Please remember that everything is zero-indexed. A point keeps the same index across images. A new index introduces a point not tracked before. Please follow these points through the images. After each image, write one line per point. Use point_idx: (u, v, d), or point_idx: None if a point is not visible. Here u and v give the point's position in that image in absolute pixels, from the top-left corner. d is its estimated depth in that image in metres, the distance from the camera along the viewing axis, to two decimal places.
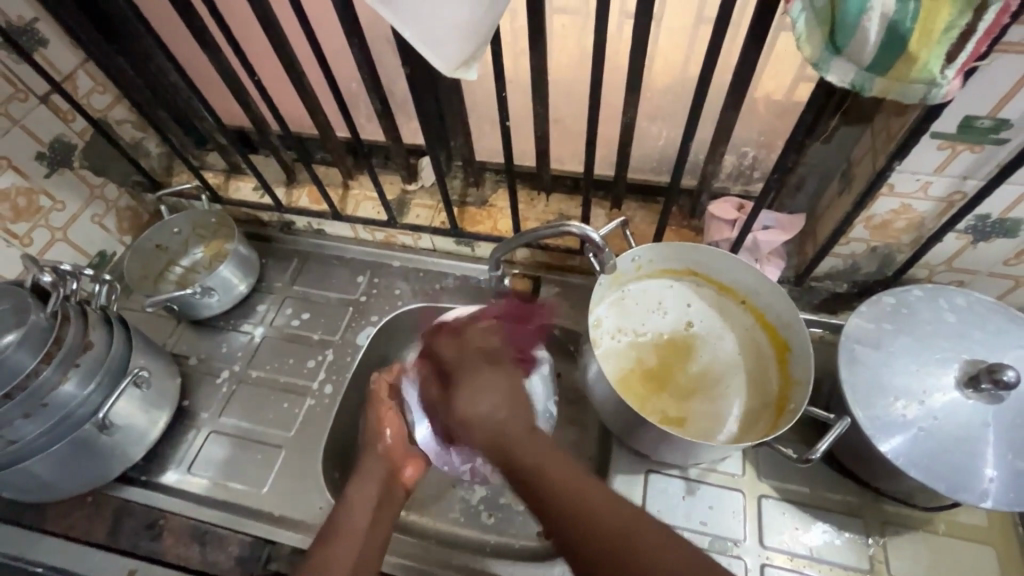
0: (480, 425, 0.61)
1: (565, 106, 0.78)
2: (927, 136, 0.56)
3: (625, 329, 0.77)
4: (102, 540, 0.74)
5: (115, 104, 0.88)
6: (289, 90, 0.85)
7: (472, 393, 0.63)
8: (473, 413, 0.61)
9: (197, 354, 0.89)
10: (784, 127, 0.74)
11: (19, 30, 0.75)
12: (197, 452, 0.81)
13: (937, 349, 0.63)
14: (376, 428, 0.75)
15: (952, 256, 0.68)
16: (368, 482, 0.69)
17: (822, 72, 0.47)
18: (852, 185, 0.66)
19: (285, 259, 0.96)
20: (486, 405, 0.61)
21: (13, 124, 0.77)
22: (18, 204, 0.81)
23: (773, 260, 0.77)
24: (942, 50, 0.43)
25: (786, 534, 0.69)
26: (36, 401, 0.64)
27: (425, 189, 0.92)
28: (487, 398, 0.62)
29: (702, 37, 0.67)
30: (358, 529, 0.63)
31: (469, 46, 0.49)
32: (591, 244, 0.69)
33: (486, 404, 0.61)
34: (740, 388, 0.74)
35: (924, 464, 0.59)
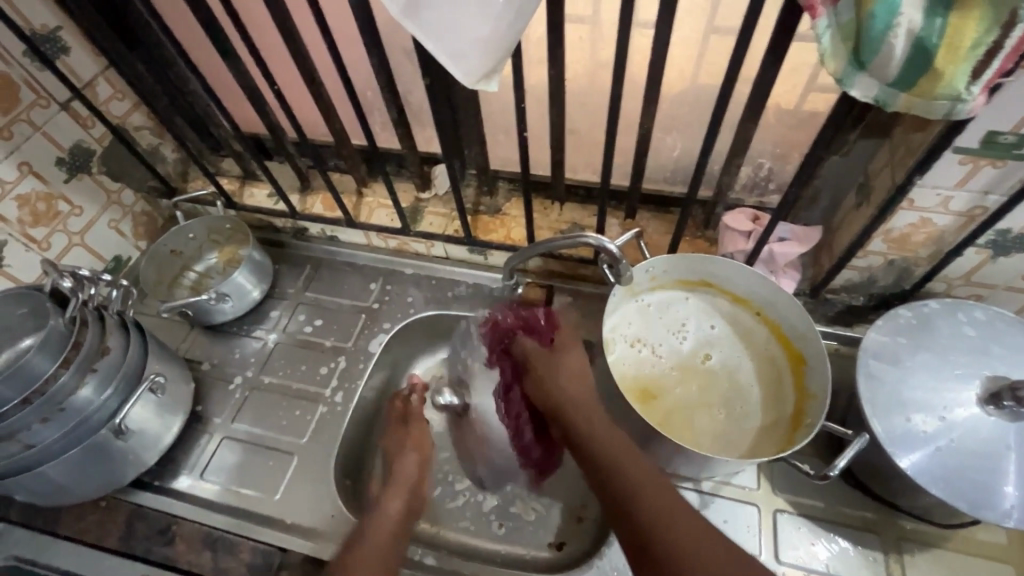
0: (559, 398, 0.71)
1: (581, 116, 0.78)
2: (948, 151, 0.55)
3: (641, 337, 0.77)
4: (114, 545, 0.75)
5: (133, 110, 0.89)
6: (306, 98, 0.85)
7: (550, 372, 0.73)
8: (552, 390, 0.72)
9: (210, 359, 0.89)
10: (800, 139, 0.74)
11: (43, 38, 0.76)
12: (210, 457, 0.81)
13: (956, 364, 0.63)
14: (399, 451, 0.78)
15: (971, 270, 0.68)
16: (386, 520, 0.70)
17: (845, 87, 0.47)
18: (870, 198, 0.66)
19: (298, 266, 0.97)
20: (569, 388, 0.71)
21: (34, 130, 0.78)
22: (38, 208, 0.81)
23: (788, 272, 0.77)
24: (968, 67, 0.43)
25: (802, 549, 0.68)
26: (54, 406, 0.65)
27: (438, 197, 0.92)
28: (572, 380, 0.72)
29: (721, 48, 0.67)
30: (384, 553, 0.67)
31: (490, 60, 0.49)
32: (607, 254, 0.68)
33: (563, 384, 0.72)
34: (754, 401, 0.73)
35: (944, 481, 0.58)
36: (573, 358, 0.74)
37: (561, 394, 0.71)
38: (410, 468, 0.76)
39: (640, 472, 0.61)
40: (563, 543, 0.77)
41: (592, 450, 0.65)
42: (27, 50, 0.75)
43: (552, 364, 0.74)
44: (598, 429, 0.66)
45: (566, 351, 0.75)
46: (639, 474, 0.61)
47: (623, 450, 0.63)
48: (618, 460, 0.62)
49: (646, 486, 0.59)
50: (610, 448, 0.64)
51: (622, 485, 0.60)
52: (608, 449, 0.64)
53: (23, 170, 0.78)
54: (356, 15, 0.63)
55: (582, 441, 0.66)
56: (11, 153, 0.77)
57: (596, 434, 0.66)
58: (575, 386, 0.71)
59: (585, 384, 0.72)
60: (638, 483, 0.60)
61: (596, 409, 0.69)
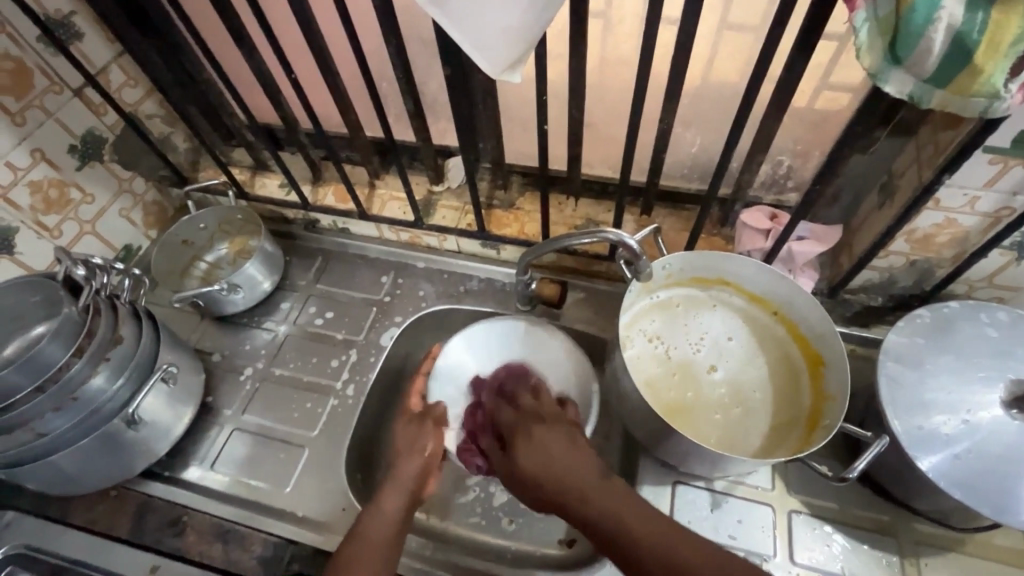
0: (540, 478, 0.58)
1: (600, 110, 0.77)
2: (979, 150, 0.54)
3: (658, 333, 0.76)
4: (125, 534, 0.75)
5: (146, 98, 0.88)
6: (321, 89, 0.85)
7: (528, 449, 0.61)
8: (538, 472, 0.58)
9: (221, 350, 0.89)
10: (822, 138, 0.73)
11: (57, 23, 0.75)
12: (220, 449, 0.81)
13: (979, 367, 0.62)
14: (418, 439, 0.74)
15: (994, 272, 0.67)
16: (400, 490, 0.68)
17: (879, 83, 0.46)
18: (894, 197, 0.65)
19: (308, 258, 0.96)
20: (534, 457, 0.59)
21: (47, 117, 0.78)
22: (50, 195, 0.81)
23: (807, 271, 0.77)
24: (1008, 65, 0.42)
25: (817, 550, 0.68)
26: (66, 395, 0.64)
27: (451, 191, 0.91)
28: (549, 457, 0.58)
29: (745, 42, 0.66)
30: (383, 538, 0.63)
31: (516, 50, 0.48)
32: (627, 250, 0.67)
33: (544, 461, 0.58)
34: (771, 403, 0.73)
35: (966, 484, 0.58)
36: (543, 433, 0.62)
37: (544, 473, 0.58)
38: (413, 462, 0.71)
39: (666, 538, 0.52)
40: (573, 540, 0.76)
41: (600, 526, 0.54)
42: (42, 35, 0.74)
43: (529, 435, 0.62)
44: (592, 502, 0.54)
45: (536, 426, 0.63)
46: (654, 541, 0.52)
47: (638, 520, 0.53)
48: (633, 532, 0.52)
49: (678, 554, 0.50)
50: (620, 519, 0.53)
51: (650, 561, 0.51)
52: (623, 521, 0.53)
53: (36, 156, 0.78)
54: (375, 4, 0.62)
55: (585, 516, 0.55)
56: (24, 139, 0.76)
57: (596, 507, 0.54)
58: (557, 460, 0.58)
59: (576, 455, 0.58)
60: (664, 553, 0.51)
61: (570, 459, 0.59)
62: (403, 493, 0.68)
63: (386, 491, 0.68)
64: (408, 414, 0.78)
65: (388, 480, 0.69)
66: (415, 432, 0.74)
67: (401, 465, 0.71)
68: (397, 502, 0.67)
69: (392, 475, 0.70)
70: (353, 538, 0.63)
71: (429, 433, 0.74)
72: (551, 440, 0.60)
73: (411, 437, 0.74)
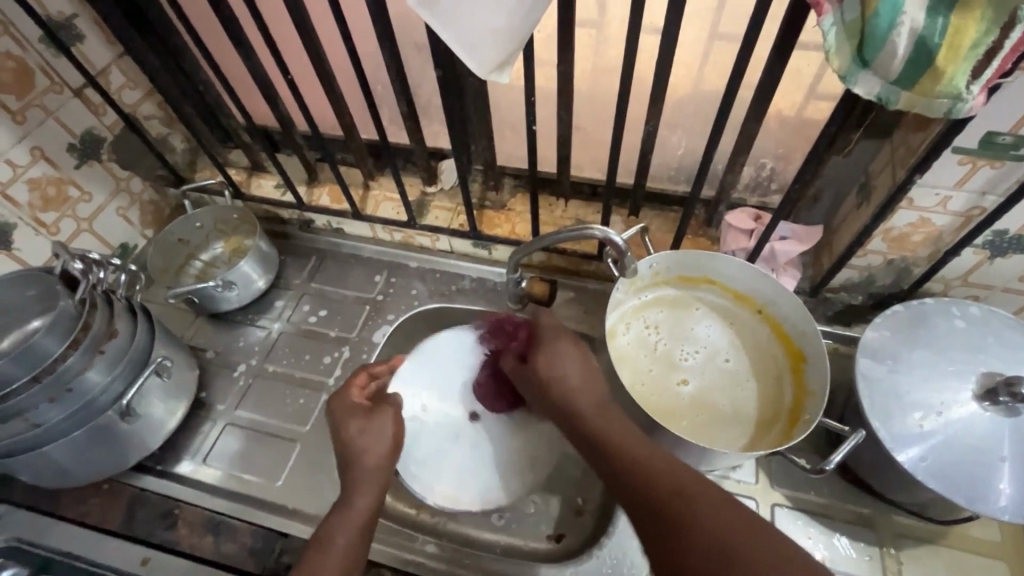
0: (561, 391, 0.68)
1: (587, 113, 0.79)
2: (948, 151, 0.57)
3: (660, 323, 0.79)
4: (116, 528, 0.75)
5: (145, 99, 0.90)
6: (318, 92, 0.86)
7: (555, 360, 0.70)
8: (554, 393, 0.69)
9: (215, 346, 0.90)
10: (804, 142, 0.75)
11: (59, 25, 0.77)
12: (212, 444, 0.82)
13: (952, 361, 0.64)
14: (370, 429, 0.70)
15: (968, 270, 0.69)
16: (368, 482, 0.67)
17: (848, 84, 0.48)
18: (871, 197, 0.67)
19: (303, 257, 0.98)
20: (569, 376, 0.68)
21: (47, 116, 0.79)
22: (48, 193, 0.82)
23: (790, 270, 0.79)
24: (969, 67, 0.44)
25: (798, 542, 0.69)
26: (61, 386, 0.65)
27: (444, 193, 0.93)
28: (568, 377, 0.68)
29: (727, 50, 0.68)
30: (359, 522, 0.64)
31: (503, 52, 0.50)
32: (613, 247, 0.69)
33: (568, 376, 0.68)
34: (754, 400, 0.74)
35: (941, 474, 0.60)
36: (568, 351, 0.70)
37: (569, 391, 0.68)
38: (373, 458, 0.68)
39: (660, 464, 0.58)
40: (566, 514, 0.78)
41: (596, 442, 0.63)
42: (44, 36, 0.76)
43: (554, 350, 0.70)
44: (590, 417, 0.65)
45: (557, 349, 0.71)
46: (646, 459, 0.59)
47: (624, 435, 0.61)
48: (618, 446, 0.60)
49: (688, 486, 0.55)
50: (604, 436, 0.62)
51: (643, 482, 0.57)
52: (628, 452, 0.60)
53: (35, 154, 0.79)
54: (370, 8, 0.65)
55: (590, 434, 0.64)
56: (24, 138, 0.77)
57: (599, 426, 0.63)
58: (575, 381, 0.68)
59: (593, 380, 0.68)
60: (655, 481, 0.56)
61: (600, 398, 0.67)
62: (373, 486, 0.67)
63: (353, 490, 0.66)
64: (362, 404, 0.72)
65: (353, 477, 0.67)
66: (376, 421, 0.71)
67: (361, 460, 0.68)
68: (368, 500, 0.66)
69: (353, 471, 0.67)
70: (323, 537, 0.62)
71: (390, 424, 0.71)
72: (572, 363, 0.69)
73: (369, 427, 0.70)
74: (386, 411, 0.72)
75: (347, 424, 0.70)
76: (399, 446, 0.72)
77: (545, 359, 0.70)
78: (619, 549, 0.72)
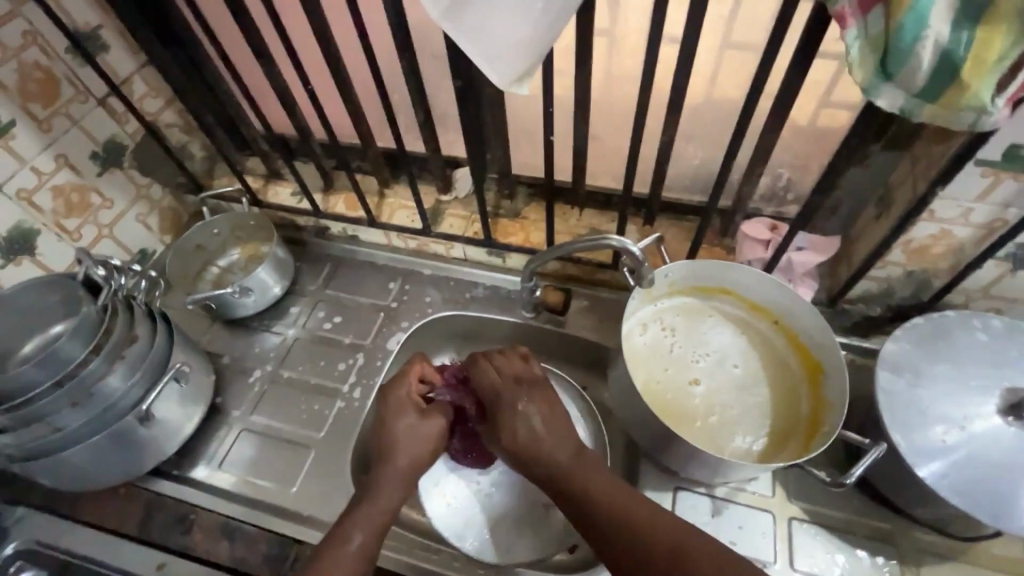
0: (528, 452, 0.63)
1: (603, 123, 0.80)
2: (971, 163, 0.56)
3: (676, 325, 0.79)
4: (133, 532, 0.76)
5: (166, 107, 0.92)
6: (337, 102, 0.87)
7: (517, 421, 0.64)
8: (520, 452, 0.64)
9: (230, 352, 0.90)
10: (822, 152, 0.75)
11: (86, 36, 0.79)
12: (228, 449, 0.82)
13: (975, 375, 0.63)
14: (420, 427, 0.69)
15: (990, 282, 0.68)
16: (395, 479, 0.66)
17: (871, 97, 0.48)
18: (890, 209, 0.67)
19: (318, 264, 0.98)
20: (539, 436, 0.63)
21: (72, 124, 0.81)
22: (71, 200, 0.83)
23: (807, 281, 0.78)
24: (994, 80, 0.43)
25: (816, 557, 0.68)
26: (83, 391, 0.66)
27: (458, 201, 0.94)
28: (540, 436, 0.63)
29: (744, 60, 0.68)
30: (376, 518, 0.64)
31: (524, 64, 0.50)
32: (630, 256, 0.69)
33: (536, 434, 0.63)
34: (770, 411, 0.74)
35: (964, 490, 0.59)
36: (530, 408, 0.65)
37: (535, 450, 0.63)
38: (412, 453, 0.68)
39: (646, 513, 0.58)
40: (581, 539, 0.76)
41: (572, 498, 0.60)
42: (71, 46, 0.78)
43: (520, 407, 0.64)
44: (561, 467, 0.62)
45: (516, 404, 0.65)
46: (629, 509, 0.58)
47: (605, 487, 0.60)
48: (598, 502, 0.59)
49: (679, 541, 0.55)
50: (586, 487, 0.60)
51: (630, 539, 0.56)
52: (607, 504, 0.59)
53: (60, 162, 0.81)
54: (390, 20, 0.65)
55: (566, 488, 0.61)
56: (50, 145, 0.79)
57: (576, 481, 0.61)
58: (544, 437, 0.63)
59: (564, 437, 0.64)
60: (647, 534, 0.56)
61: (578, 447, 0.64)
62: (402, 485, 0.66)
63: (382, 482, 0.66)
64: (415, 402, 0.71)
65: (383, 470, 0.66)
66: (430, 422, 0.69)
67: (397, 455, 0.67)
68: (393, 496, 0.65)
69: (386, 465, 0.67)
70: (342, 531, 0.62)
71: (437, 425, 0.70)
72: (536, 417, 0.64)
73: (419, 426, 0.69)
74: (441, 417, 0.71)
75: (395, 422, 0.69)
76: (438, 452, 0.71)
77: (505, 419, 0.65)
78: None
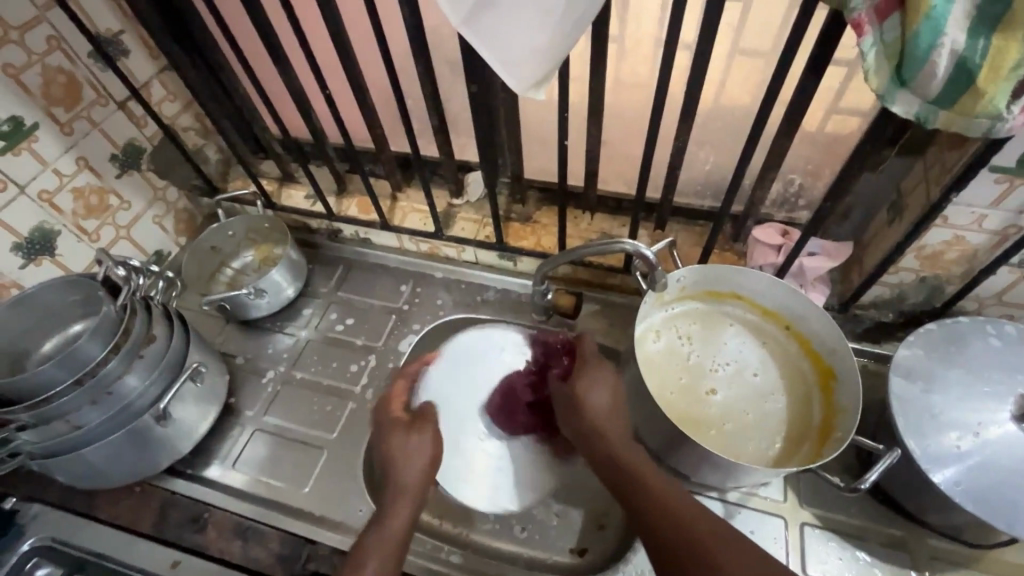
0: (590, 422, 0.67)
1: (615, 129, 0.80)
2: (985, 170, 0.57)
3: (693, 334, 0.79)
4: (147, 530, 0.76)
5: (183, 111, 0.93)
6: (352, 107, 0.89)
7: (592, 390, 0.69)
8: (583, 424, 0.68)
9: (244, 353, 0.91)
10: (834, 158, 0.75)
11: (108, 41, 0.80)
12: (241, 449, 0.83)
13: (988, 381, 0.63)
14: (408, 445, 0.69)
15: (1003, 289, 0.68)
16: (408, 496, 0.66)
17: (886, 103, 0.48)
18: (903, 215, 0.67)
19: (331, 267, 0.99)
20: (598, 407, 0.68)
21: (93, 127, 0.82)
22: (90, 201, 0.85)
23: (818, 286, 0.79)
24: (1010, 88, 0.44)
25: (829, 563, 0.68)
26: (101, 390, 0.67)
27: (470, 205, 0.94)
28: (601, 414, 0.68)
29: (756, 66, 0.69)
30: (396, 534, 0.63)
31: (541, 70, 0.51)
32: (643, 260, 0.69)
33: (597, 404, 0.68)
34: (782, 416, 0.74)
35: (979, 497, 0.58)
36: (601, 380, 0.70)
37: (595, 423, 0.67)
38: (415, 472, 0.68)
39: (688, 511, 0.57)
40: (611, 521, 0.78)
41: (616, 473, 0.64)
42: (93, 51, 0.79)
43: (584, 380, 0.70)
44: (613, 446, 0.65)
45: (582, 379, 0.70)
46: (674, 501, 0.59)
47: (645, 467, 0.63)
48: (640, 474, 0.62)
49: (706, 523, 0.56)
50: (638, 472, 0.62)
51: (661, 515, 0.57)
52: (642, 476, 0.62)
53: (80, 164, 0.82)
54: (407, 26, 0.66)
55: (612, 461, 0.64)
56: (71, 148, 0.80)
57: (624, 460, 0.64)
58: (602, 416, 0.67)
59: (620, 412, 0.68)
60: (679, 513, 0.57)
61: (621, 427, 0.67)
62: (412, 498, 0.67)
63: (394, 504, 0.65)
64: (402, 422, 0.71)
65: (393, 490, 0.67)
66: (415, 437, 0.70)
67: (401, 474, 0.68)
68: (404, 513, 0.65)
69: (393, 485, 0.67)
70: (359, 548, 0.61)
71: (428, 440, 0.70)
72: (604, 393, 0.69)
73: (407, 443, 0.69)
74: (425, 430, 0.71)
75: (389, 439, 0.70)
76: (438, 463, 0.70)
77: (577, 384, 0.70)
78: (645, 563, 0.72)
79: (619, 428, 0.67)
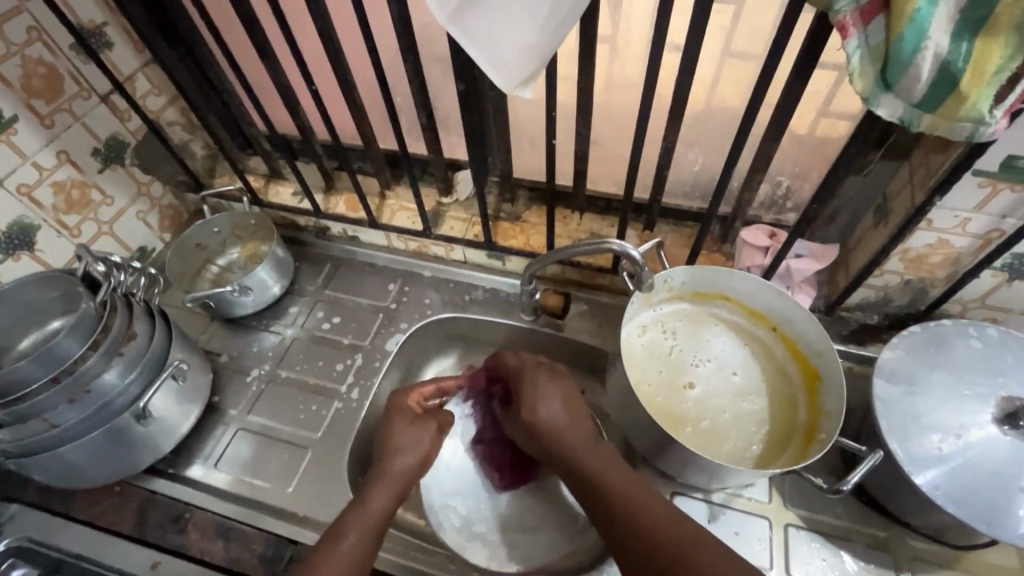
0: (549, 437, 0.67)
1: (605, 129, 0.80)
2: (969, 173, 0.57)
3: (678, 333, 0.79)
4: (127, 530, 0.75)
5: (168, 105, 0.92)
6: (341, 105, 0.88)
7: (536, 404, 0.68)
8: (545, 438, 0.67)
9: (229, 351, 0.90)
10: (822, 161, 0.75)
11: (90, 33, 0.79)
12: (224, 448, 0.82)
13: (971, 384, 0.64)
14: (414, 435, 0.72)
15: (986, 292, 0.69)
16: (391, 486, 0.67)
17: (872, 106, 0.48)
18: (889, 218, 0.67)
19: (318, 264, 0.99)
20: (552, 417, 0.67)
21: (74, 121, 0.81)
22: (71, 196, 0.83)
23: (805, 288, 0.79)
24: (992, 92, 0.44)
25: (813, 564, 0.68)
26: (79, 388, 0.65)
27: (459, 203, 0.94)
28: (562, 428, 0.66)
29: (744, 67, 0.69)
30: (379, 518, 0.64)
31: (527, 68, 0.51)
32: (630, 260, 0.69)
33: (557, 422, 0.67)
34: (766, 417, 0.74)
35: (959, 498, 0.59)
36: (551, 392, 0.69)
37: (555, 438, 0.66)
38: (406, 461, 0.70)
39: (667, 525, 0.56)
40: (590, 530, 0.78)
41: (590, 486, 0.62)
42: (75, 43, 0.78)
43: (536, 394, 0.69)
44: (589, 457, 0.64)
45: (534, 397, 0.69)
46: (650, 512, 0.57)
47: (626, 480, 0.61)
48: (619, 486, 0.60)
49: (685, 537, 0.55)
50: (611, 483, 0.61)
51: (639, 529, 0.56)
52: (618, 488, 0.60)
53: (61, 158, 0.81)
54: (394, 23, 0.66)
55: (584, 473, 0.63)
56: (52, 141, 0.79)
57: (601, 471, 0.62)
58: (563, 428, 0.66)
59: (582, 422, 0.67)
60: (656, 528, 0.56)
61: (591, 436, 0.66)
62: (392, 490, 0.67)
63: (375, 488, 0.66)
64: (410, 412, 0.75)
65: (378, 477, 0.68)
66: (417, 427, 0.73)
67: (395, 461, 0.69)
68: (382, 502, 0.65)
69: (382, 473, 0.68)
70: (336, 531, 0.62)
71: (430, 435, 0.73)
72: (556, 404, 0.68)
73: (411, 431, 0.72)
74: (429, 424, 0.74)
75: (393, 422, 0.73)
76: (428, 462, 0.72)
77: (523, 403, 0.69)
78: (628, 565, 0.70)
79: (582, 438, 0.66)
